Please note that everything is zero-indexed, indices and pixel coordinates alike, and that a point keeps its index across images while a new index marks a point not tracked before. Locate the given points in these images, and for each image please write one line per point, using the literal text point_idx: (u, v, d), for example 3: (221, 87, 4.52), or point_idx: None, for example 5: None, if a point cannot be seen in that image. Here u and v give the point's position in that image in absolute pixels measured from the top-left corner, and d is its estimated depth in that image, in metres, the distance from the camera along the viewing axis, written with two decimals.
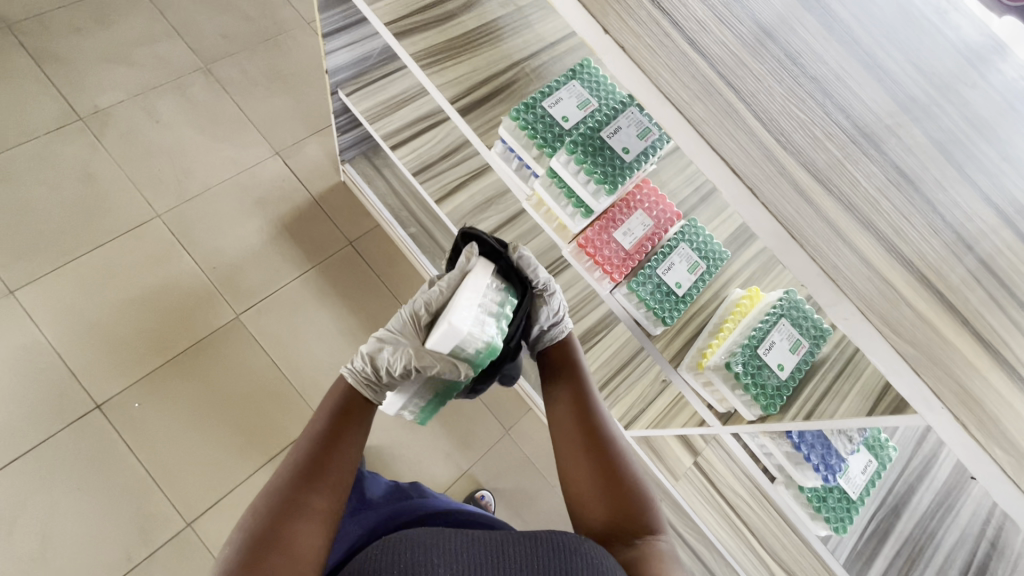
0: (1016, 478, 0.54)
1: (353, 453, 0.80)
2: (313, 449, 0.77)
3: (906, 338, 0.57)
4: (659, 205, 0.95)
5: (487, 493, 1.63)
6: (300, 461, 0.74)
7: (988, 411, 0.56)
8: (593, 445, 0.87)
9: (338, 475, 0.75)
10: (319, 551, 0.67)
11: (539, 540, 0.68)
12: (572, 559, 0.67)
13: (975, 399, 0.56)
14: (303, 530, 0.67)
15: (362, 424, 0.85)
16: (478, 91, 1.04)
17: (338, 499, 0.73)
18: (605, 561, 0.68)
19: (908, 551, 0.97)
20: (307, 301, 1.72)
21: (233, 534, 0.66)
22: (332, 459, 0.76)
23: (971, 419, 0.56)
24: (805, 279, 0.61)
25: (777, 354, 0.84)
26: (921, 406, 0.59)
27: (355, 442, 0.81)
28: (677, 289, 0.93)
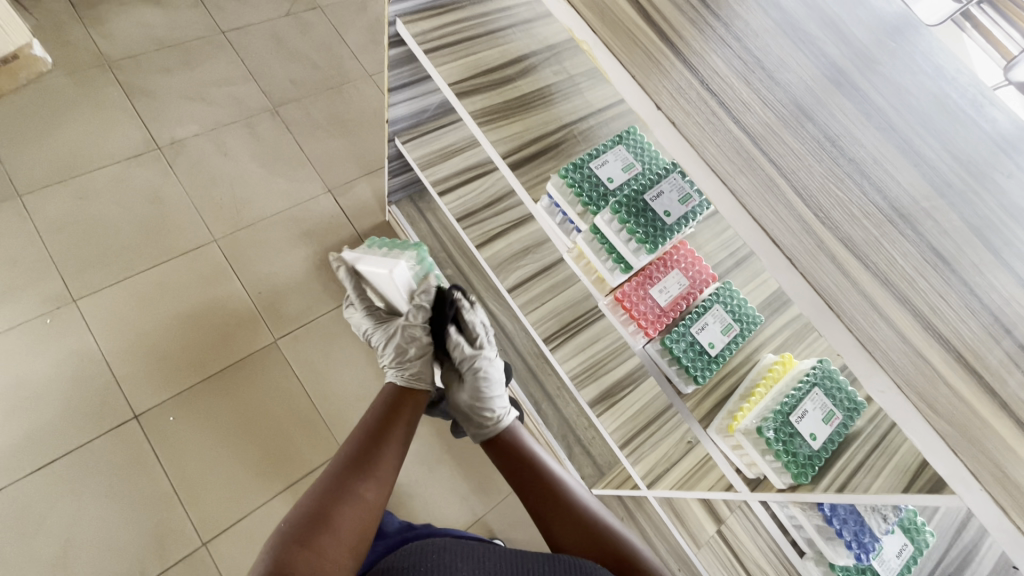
0: None
1: (396, 452, 0.96)
2: (362, 445, 0.92)
3: (943, 415, 0.58)
4: (695, 265, 0.98)
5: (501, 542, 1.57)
6: (352, 455, 0.90)
7: None
8: (559, 507, 0.96)
9: (383, 474, 0.90)
10: (360, 535, 0.82)
11: (557, 561, 0.78)
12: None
13: (1014, 484, 0.56)
14: (351, 516, 0.82)
15: (407, 422, 1.02)
16: (528, 148, 1.12)
17: (378, 492, 0.88)
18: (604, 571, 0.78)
19: None
20: (341, 331, 1.78)
21: (292, 510, 0.82)
22: (381, 457, 0.92)
23: (1011, 504, 0.55)
24: (842, 349, 0.63)
25: (810, 423, 0.84)
26: (958, 487, 0.58)
27: (400, 445, 0.97)
28: (709, 349, 0.94)
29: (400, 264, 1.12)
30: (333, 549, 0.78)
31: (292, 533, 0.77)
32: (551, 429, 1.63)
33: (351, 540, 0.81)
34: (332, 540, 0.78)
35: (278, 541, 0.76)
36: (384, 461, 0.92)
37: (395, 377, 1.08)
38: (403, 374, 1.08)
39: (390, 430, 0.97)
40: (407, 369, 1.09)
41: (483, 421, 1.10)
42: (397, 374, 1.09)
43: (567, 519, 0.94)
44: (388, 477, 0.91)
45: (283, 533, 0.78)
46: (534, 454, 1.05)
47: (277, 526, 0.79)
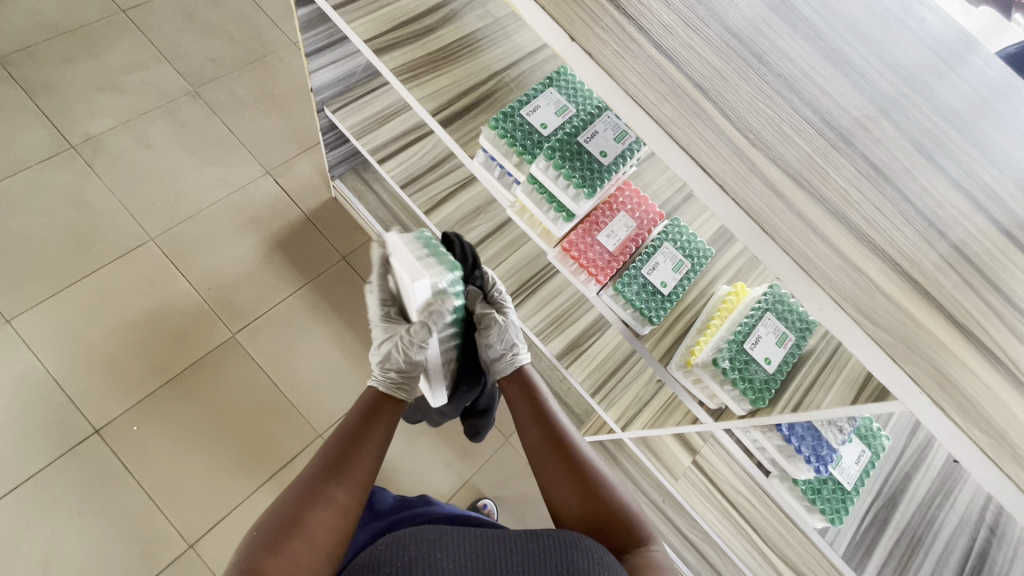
0: (998, 460, 0.55)
1: (376, 448, 0.86)
2: (336, 446, 0.83)
3: (882, 325, 0.58)
4: (641, 205, 0.97)
5: (489, 502, 1.66)
6: (324, 456, 0.82)
7: (965, 394, 0.57)
8: (565, 464, 0.86)
9: (360, 473, 0.82)
10: (334, 540, 0.75)
11: (543, 538, 0.69)
12: (571, 554, 0.67)
13: (952, 383, 0.57)
14: (325, 520, 0.75)
15: (388, 421, 0.91)
16: (460, 101, 1.05)
17: (355, 495, 0.80)
18: (609, 560, 0.68)
19: (906, 542, 0.96)
20: (302, 317, 1.73)
21: (263, 517, 0.76)
22: (357, 456, 0.83)
23: (949, 402, 0.57)
24: (782, 273, 0.62)
25: (763, 348, 0.85)
26: (900, 392, 0.59)
27: (380, 441, 0.88)
28: (662, 289, 0.94)
29: (425, 281, 0.78)
30: (304, 555, 0.71)
31: (261, 542, 0.72)
32: None
33: (324, 546, 0.73)
34: (303, 547, 0.72)
35: (248, 549, 0.72)
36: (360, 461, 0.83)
37: (382, 385, 0.95)
38: (392, 384, 0.96)
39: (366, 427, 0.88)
40: (391, 374, 0.96)
41: (503, 357, 0.99)
42: (380, 379, 0.96)
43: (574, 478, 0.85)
44: (364, 477, 0.82)
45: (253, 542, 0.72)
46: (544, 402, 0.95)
47: (249, 532, 0.75)
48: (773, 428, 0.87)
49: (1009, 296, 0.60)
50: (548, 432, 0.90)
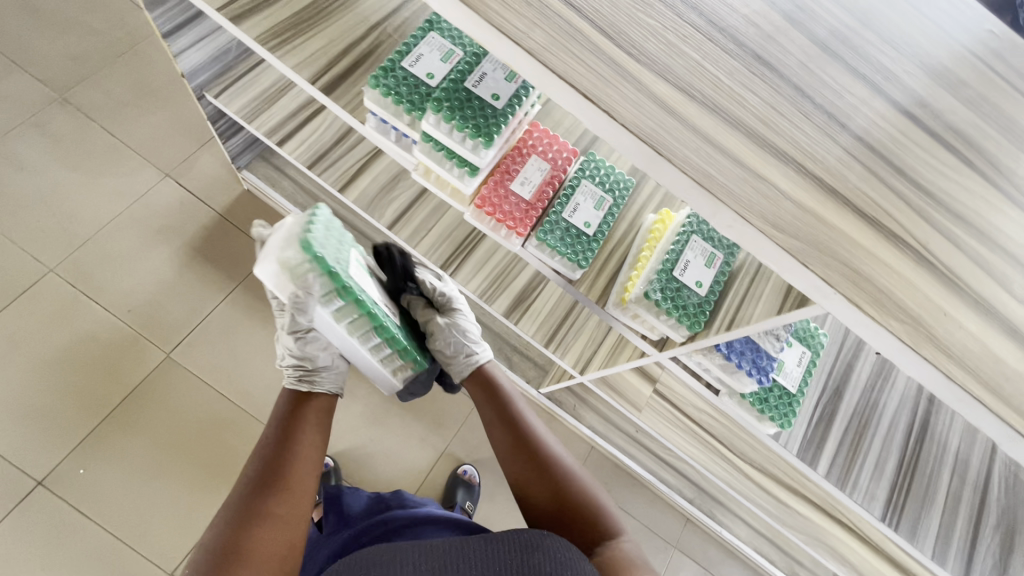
0: (913, 344, 0.56)
1: (311, 453, 0.82)
2: (266, 461, 0.78)
3: (790, 232, 0.56)
4: (553, 145, 0.92)
5: (469, 467, 1.66)
6: (255, 474, 0.76)
7: (878, 286, 0.56)
8: (536, 464, 0.84)
9: (297, 482, 0.77)
10: (281, 557, 0.70)
11: (500, 541, 0.66)
12: (531, 555, 0.64)
13: (864, 277, 0.56)
14: (267, 540, 0.70)
15: (315, 424, 0.87)
16: (340, 63, 0.95)
17: (297, 505, 0.75)
18: (576, 556, 0.65)
19: (855, 428, 1.00)
20: (239, 322, 1.64)
21: (197, 554, 0.69)
22: (289, 464, 0.78)
23: (864, 297, 0.56)
24: (686, 196, 0.59)
25: (693, 273, 0.84)
26: (818, 295, 0.58)
27: (312, 444, 0.83)
28: (586, 229, 0.90)
29: (264, 272, 0.82)
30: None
31: None
32: None
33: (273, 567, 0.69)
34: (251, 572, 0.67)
35: None
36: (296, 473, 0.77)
37: (288, 383, 0.92)
38: (295, 378, 0.92)
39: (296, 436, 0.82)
40: (299, 368, 0.93)
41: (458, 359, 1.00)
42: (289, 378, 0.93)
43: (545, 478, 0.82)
44: (306, 488, 0.78)
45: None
46: (513, 401, 0.93)
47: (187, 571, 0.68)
48: (712, 350, 0.87)
49: (912, 178, 0.59)
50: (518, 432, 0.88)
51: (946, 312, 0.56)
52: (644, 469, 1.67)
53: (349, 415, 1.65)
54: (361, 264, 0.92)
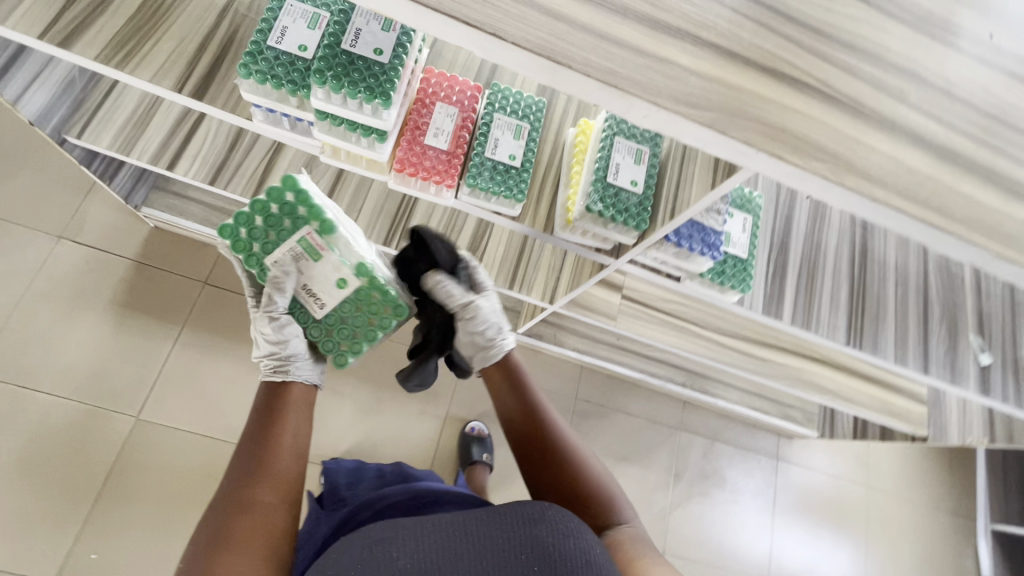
0: (837, 179, 0.58)
1: (297, 438, 0.77)
2: (250, 448, 0.74)
3: (704, 105, 0.56)
4: (453, 87, 0.89)
5: (474, 424, 1.70)
6: (240, 464, 0.73)
7: (793, 133, 0.58)
8: (555, 456, 0.84)
9: (284, 467, 0.73)
10: (270, 543, 0.67)
11: (503, 514, 0.63)
12: (534, 529, 0.61)
13: (780, 129, 0.58)
14: (254, 527, 0.67)
15: (300, 409, 0.82)
16: (202, 56, 0.86)
17: (288, 490, 0.72)
18: (578, 529, 0.63)
19: (806, 271, 1.07)
20: (199, 362, 1.58)
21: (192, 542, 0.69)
22: (273, 449, 0.74)
23: (785, 148, 0.58)
24: (596, 99, 0.58)
25: (626, 173, 0.85)
26: (743, 159, 0.60)
27: (298, 430, 0.78)
28: (512, 162, 0.88)
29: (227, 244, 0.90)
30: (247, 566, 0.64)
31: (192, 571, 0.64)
32: None
33: (263, 553, 0.66)
34: (240, 558, 0.64)
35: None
36: (282, 462, 0.73)
37: (261, 374, 0.84)
38: (267, 369, 0.84)
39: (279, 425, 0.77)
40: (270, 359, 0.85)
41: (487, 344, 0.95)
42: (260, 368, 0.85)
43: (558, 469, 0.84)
44: (294, 474, 0.74)
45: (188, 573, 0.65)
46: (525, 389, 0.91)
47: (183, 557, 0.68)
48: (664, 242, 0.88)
49: (799, 21, 0.60)
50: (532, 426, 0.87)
51: (858, 141, 0.59)
52: (634, 371, 1.76)
53: (343, 414, 1.64)
54: (311, 241, 0.86)
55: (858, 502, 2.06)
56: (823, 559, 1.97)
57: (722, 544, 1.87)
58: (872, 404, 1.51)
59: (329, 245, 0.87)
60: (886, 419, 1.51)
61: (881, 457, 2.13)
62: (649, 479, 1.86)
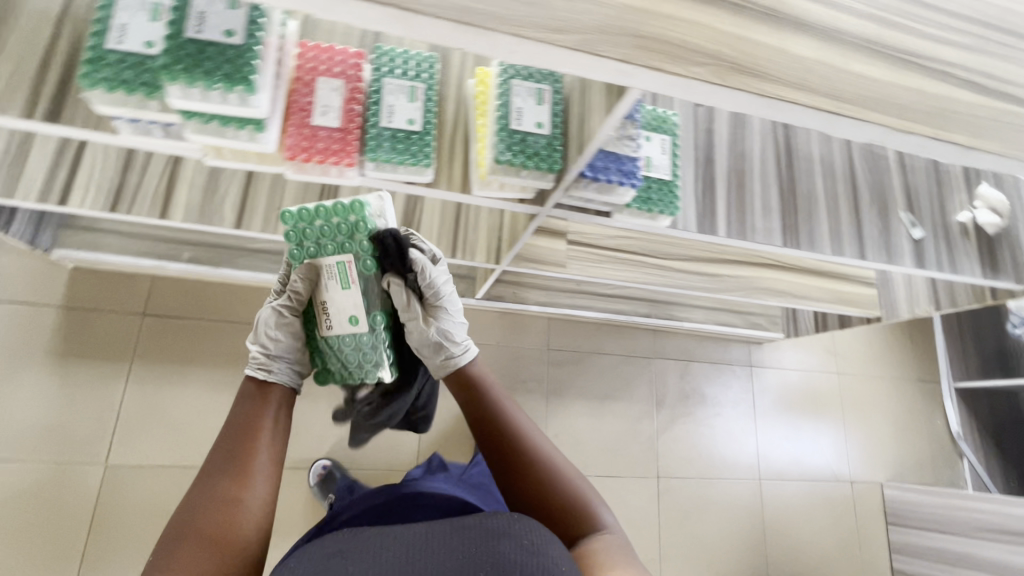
0: (723, 81, 0.56)
1: (275, 442, 0.75)
2: (224, 446, 0.72)
3: (573, 29, 0.52)
4: (334, 58, 0.83)
5: None
6: (212, 459, 0.71)
7: (672, 42, 0.54)
8: (528, 465, 0.77)
9: (258, 470, 0.70)
10: (232, 541, 0.65)
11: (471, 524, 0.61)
12: (498, 538, 0.59)
13: (657, 40, 0.54)
14: (220, 525, 0.65)
15: (279, 411, 0.78)
16: (44, 75, 0.78)
17: (259, 491, 0.70)
18: (547, 539, 0.60)
19: (734, 180, 1.07)
20: (158, 396, 1.54)
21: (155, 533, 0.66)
22: (249, 449, 0.71)
23: (666, 59, 0.54)
24: (455, 43, 0.52)
25: (530, 116, 0.81)
26: (628, 79, 0.56)
27: (275, 435, 0.75)
28: (412, 127, 0.84)
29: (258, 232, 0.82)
30: (198, 568, 0.61)
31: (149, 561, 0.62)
32: None
33: (225, 552, 0.64)
34: (198, 556, 0.62)
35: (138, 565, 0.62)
36: (256, 488, 0.69)
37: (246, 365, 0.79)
38: (253, 363, 0.78)
39: (257, 444, 0.72)
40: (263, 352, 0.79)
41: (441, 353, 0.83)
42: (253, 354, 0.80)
43: (529, 482, 0.76)
44: (266, 502, 0.70)
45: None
46: (493, 395, 0.84)
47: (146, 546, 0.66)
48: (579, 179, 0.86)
49: None
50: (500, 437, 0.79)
51: (739, 38, 0.57)
52: (599, 313, 1.77)
53: (318, 416, 1.62)
54: (347, 270, 0.74)
55: (830, 389, 2.17)
56: (809, 449, 2.09)
57: (713, 455, 1.95)
58: (827, 296, 1.55)
59: (363, 279, 0.75)
60: (841, 308, 1.56)
61: (846, 343, 2.23)
62: (633, 412, 1.91)
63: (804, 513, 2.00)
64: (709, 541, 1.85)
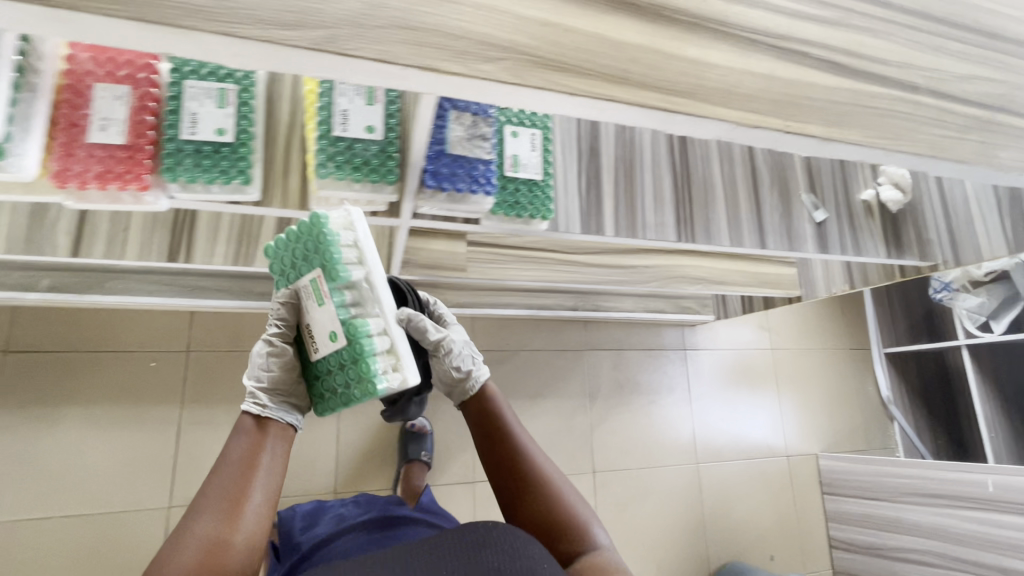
0: (522, 80, 0.46)
1: (274, 478, 0.70)
2: (222, 482, 0.67)
3: (310, 23, 0.40)
4: (116, 61, 0.70)
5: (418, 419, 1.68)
6: (206, 497, 0.66)
7: (451, 33, 0.43)
8: (527, 482, 0.80)
9: (256, 511, 0.66)
10: None
11: (456, 541, 0.71)
12: (482, 555, 0.68)
13: (430, 33, 0.43)
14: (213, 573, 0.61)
15: (280, 441, 0.74)
16: None
17: (256, 536, 0.65)
18: (525, 549, 0.70)
19: (621, 173, 0.98)
20: (28, 442, 1.39)
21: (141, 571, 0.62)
22: (248, 488, 0.67)
23: (445, 56, 0.43)
24: (154, 48, 0.39)
25: (357, 119, 0.70)
26: (406, 82, 0.45)
27: (275, 469, 0.71)
28: (223, 137, 0.71)
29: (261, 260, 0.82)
30: None
31: None
32: None
33: None
34: None
35: None
36: (246, 530, 0.64)
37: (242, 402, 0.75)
38: (248, 401, 0.75)
39: (249, 482, 0.67)
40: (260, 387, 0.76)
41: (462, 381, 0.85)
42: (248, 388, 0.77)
43: (530, 500, 0.79)
44: (254, 547, 0.65)
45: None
46: (496, 407, 0.85)
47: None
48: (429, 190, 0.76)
49: None
50: (500, 454, 0.81)
51: (541, 24, 0.46)
52: (522, 310, 1.68)
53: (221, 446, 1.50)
54: (319, 285, 0.71)
55: (765, 365, 2.20)
56: (747, 426, 2.11)
57: (649, 444, 1.93)
58: (747, 279, 1.51)
59: (333, 293, 0.70)
60: (761, 291, 1.52)
61: (778, 319, 2.27)
62: (566, 408, 1.85)
63: (742, 491, 2.02)
64: (649, 531, 1.84)
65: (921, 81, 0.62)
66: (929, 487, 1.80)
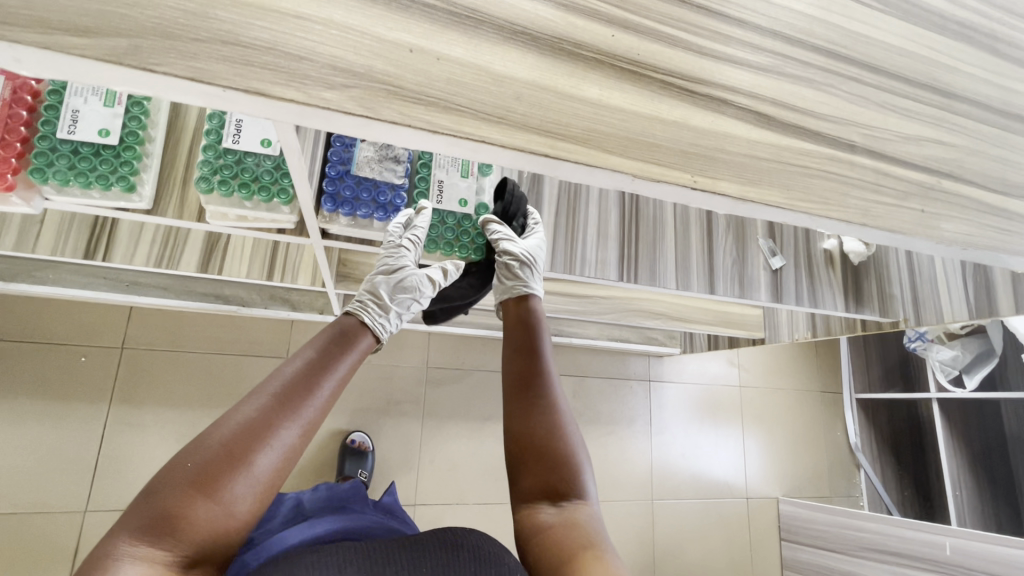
0: (377, 113, 0.37)
1: (333, 388, 0.71)
2: (292, 379, 0.67)
3: (86, 25, 0.31)
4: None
5: (357, 436, 1.62)
6: (272, 391, 0.65)
7: (285, 49, 0.35)
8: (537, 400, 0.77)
9: (316, 413, 0.67)
10: (273, 485, 0.61)
11: (427, 538, 0.66)
12: (459, 554, 0.64)
13: (255, 47, 0.34)
14: (269, 462, 0.60)
15: (357, 350, 0.79)
16: None
17: (306, 435, 0.65)
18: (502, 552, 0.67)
19: (562, 206, 0.97)
20: None
21: (193, 443, 0.60)
22: (313, 390, 0.67)
23: (275, 76, 0.34)
24: None
25: (252, 133, 0.75)
26: (234, 104, 0.37)
27: (337, 378, 0.72)
28: (106, 139, 0.72)
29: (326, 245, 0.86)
30: (242, 499, 0.58)
31: (193, 476, 0.56)
32: (256, 304, 1.42)
33: (265, 491, 0.60)
34: (241, 492, 0.58)
35: (172, 477, 0.57)
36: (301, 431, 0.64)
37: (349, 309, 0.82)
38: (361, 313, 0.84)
39: (316, 382, 0.68)
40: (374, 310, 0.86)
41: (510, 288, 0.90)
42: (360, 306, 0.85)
43: (533, 416, 0.76)
44: (303, 444, 0.65)
45: (139, 511, 0.56)
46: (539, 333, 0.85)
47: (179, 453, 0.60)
48: (330, 212, 0.79)
49: None
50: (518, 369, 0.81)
51: (406, 49, 0.38)
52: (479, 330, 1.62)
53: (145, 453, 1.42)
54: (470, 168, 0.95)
55: (732, 402, 2.16)
56: (710, 464, 2.06)
57: (605, 475, 1.86)
58: (709, 317, 1.47)
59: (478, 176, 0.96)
60: (724, 331, 1.47)
61: (749, 355, 2.24)
62: None
63: (698, 531, 1.96)
64: None
65: (860, 139, 0.56)
66: (887, 544, 1.74)
